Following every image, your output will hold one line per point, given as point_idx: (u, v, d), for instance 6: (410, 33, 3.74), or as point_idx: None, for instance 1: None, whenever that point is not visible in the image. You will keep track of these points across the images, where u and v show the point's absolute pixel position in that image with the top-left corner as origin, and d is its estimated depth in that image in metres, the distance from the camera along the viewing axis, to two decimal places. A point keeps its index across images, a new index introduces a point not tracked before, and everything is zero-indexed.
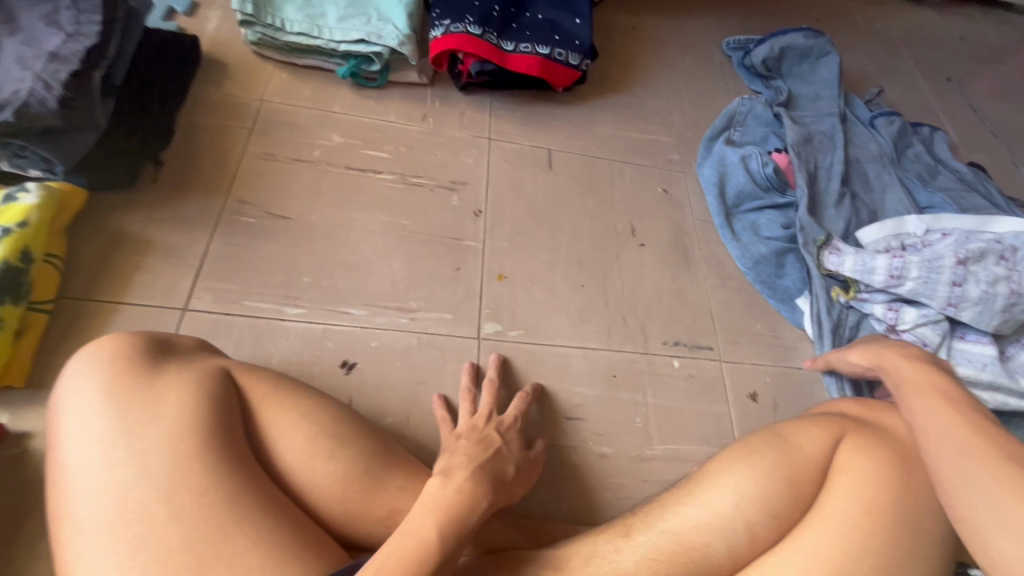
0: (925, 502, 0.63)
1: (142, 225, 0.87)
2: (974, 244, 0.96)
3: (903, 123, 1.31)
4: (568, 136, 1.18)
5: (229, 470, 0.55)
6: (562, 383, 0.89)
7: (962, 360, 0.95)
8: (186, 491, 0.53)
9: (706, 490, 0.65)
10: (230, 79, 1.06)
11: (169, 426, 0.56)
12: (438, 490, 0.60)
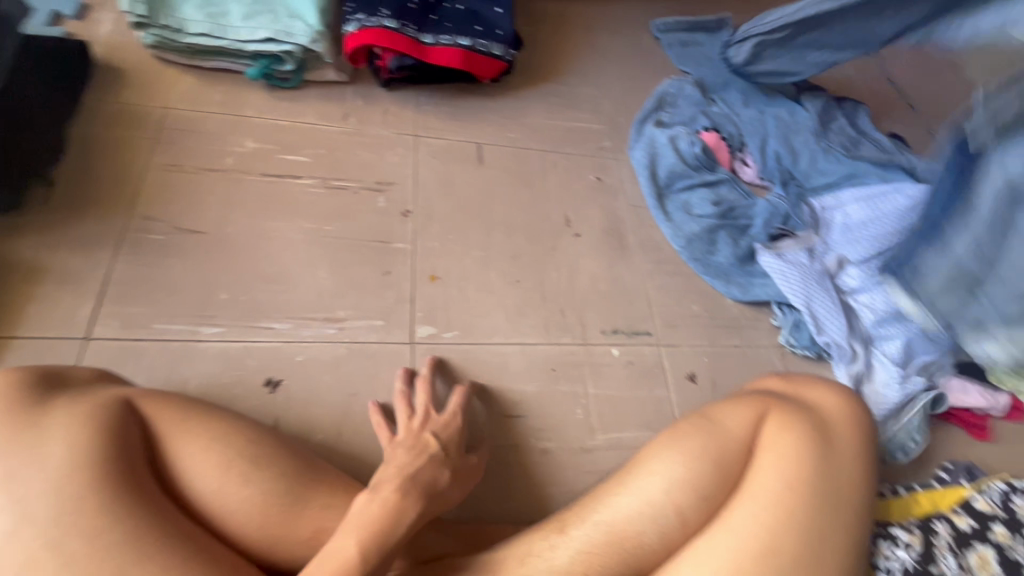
0: (844, 471, 0.65)
1: (35, 249, 0.81)
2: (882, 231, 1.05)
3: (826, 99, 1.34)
4: (497, 129, 1.16)
5: (128, 510, 0.51)
6: (499, 381, 0.88)
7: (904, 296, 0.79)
8: (78, 539, 0.49)
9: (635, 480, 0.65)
10: (129, 87, 0.99)
11: (61, 467, 0.51)
12: (365, 506, 0.59)
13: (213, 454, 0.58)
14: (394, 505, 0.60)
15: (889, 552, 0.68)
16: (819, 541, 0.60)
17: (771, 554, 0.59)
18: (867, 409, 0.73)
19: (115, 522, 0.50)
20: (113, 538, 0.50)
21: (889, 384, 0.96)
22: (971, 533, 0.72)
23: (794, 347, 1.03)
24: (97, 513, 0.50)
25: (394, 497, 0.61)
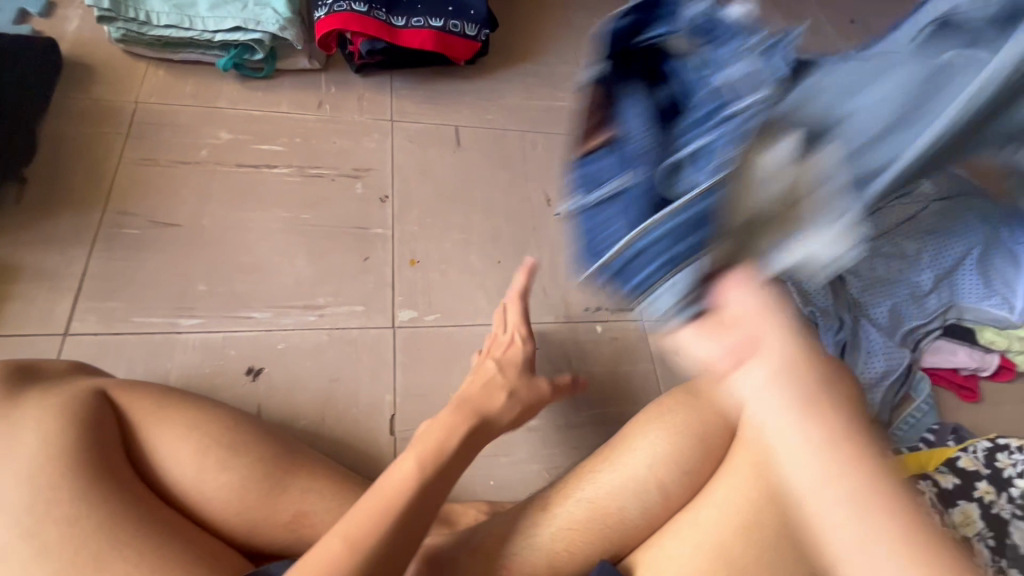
0: None
1: (9, 248, 0.81)
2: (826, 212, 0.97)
3: None
4: (475, 110, 1.15)
5: (102, 500, 0.52)
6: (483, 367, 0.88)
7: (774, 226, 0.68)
8: (52, 529, 0.49)
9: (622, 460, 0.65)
10: (99, 83, 0.98)
11: (34, 460, 0.52)
12: (429, 429, 0.61)
13: (187, 443, 0.58)
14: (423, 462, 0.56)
15: None
16: None
17: (753, 528, 0.57)
18: None
19: (88, 511, 0.51)
20: (87, 526, 0.50)
21: (875, 353, 0.94)
22: (954, 490, 0.73)
23: None
24: (71, 502, 0.51)
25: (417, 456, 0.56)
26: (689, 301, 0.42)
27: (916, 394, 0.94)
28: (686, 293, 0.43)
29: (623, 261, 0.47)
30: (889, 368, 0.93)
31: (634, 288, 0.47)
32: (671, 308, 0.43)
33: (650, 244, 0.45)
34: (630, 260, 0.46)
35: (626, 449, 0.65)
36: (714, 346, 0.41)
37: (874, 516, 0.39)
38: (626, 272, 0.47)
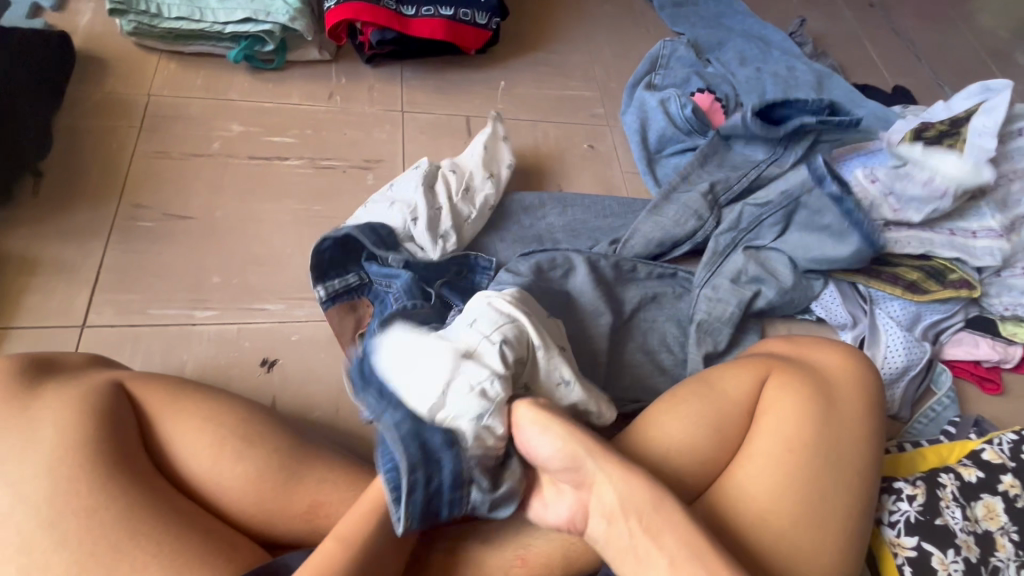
0: (846, 432, 0.62)
1: (27, 241, 0.81)
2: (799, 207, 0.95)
3: (821, 67, 1.30)
4: (486, 100, 1.14)
5: (121, 489, 0.52)
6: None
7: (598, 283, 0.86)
8: (74, 517, 0.50)
9: (635, 454, 0.63)
10: (111, 76, 0.99)
11: (54, 450, 0.52)
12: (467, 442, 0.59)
13: (202, 434, 0.59)
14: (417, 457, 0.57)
15: (893, 506, 0.67)
16: (820, 502, 0.58)
17: (769, 517, 0.58)
18: (870, 362, 0.69)
19: (107, 500, 0.51)
20: (108, 514, 0.51)
21: (895, 347, 0.91)
22: (979, 484, 0.70)
23: (795, 313, 0.98)
24: (91, 491, 0.51)
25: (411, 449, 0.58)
26: (487, 490, 0.57)
27: (936, 389, 0.92)
28: (458, 504, 0.57)
29: (427, 509, 0.55)
30: (909, 362, 0.91)
31: (456, 507, 0.57)
32: (489, 509, 0.58)
33: (432, 483, 0.55)
34: (431, 501, 0.55)
35: (638, 441, 0.63)
36: (501, 497, 0.58)
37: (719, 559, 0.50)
38: (431, 518, 0.56)
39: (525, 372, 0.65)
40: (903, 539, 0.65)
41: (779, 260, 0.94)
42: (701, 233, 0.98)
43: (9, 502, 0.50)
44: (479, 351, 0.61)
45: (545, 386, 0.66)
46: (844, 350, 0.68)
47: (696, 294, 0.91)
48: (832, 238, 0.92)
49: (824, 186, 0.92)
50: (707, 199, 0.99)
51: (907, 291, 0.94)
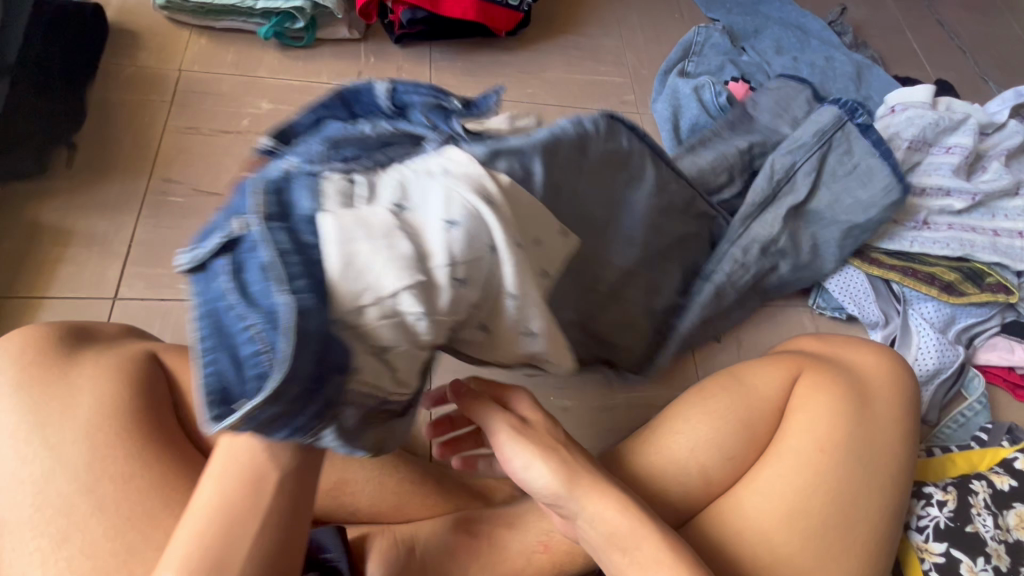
0: (879, 434, 0.60)
1: (62, 213, 0.82)
2: (837, 160, 0.93)
3: (862, 58, 1.25)
4: (514, 84, 1.12)
5: (155, 458, 0.53)
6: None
7: None
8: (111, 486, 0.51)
9: (658, 449, 0.62)
10: (144, 50, 0.99)
11: (93, 418, 0.53)
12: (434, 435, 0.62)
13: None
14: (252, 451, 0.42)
15: (922, 511, 0.66)
16: (852, 505, 0.57)
17: (798, 516, 0.56)
18: (909, 367, 0.67)
19: (143, 470, 0.52)
20: (144, 482, 0.52)
21: (927, 349, 0.89)
22: (1011, 493, 0.69)
23: (821, 310, 0.98)
24: (127, 457, 0.52)
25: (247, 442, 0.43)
26: (351, 427, 0.42)
27: (967, 393, 0.89)
28: (307, 433, 0.40)
29: (271, 418, 0.37)
30: (940, 365, 0.89)
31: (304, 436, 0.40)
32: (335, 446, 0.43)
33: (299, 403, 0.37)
34: (277, 423, 0.38)
35: (664, 434, 0.62)
36: (356, 442, 0.44)
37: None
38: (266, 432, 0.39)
39: (506, 330, 0.46)
40: (931, 544, 0.64)
41: (804, 235, 0.93)
42: (730, 189, 0.97)
43: (47, 466, 0.51)
44: (436, 273, 0.39)
45: (506, 344, 0.48)
46: (880, 354, 0.67)
47: (724, 252, 0.89)
48: (863, 207, 0.91)
49: (865, 134, 0.92)
50: (735, 153, 0.98)
51: (941, 292, 0.92)
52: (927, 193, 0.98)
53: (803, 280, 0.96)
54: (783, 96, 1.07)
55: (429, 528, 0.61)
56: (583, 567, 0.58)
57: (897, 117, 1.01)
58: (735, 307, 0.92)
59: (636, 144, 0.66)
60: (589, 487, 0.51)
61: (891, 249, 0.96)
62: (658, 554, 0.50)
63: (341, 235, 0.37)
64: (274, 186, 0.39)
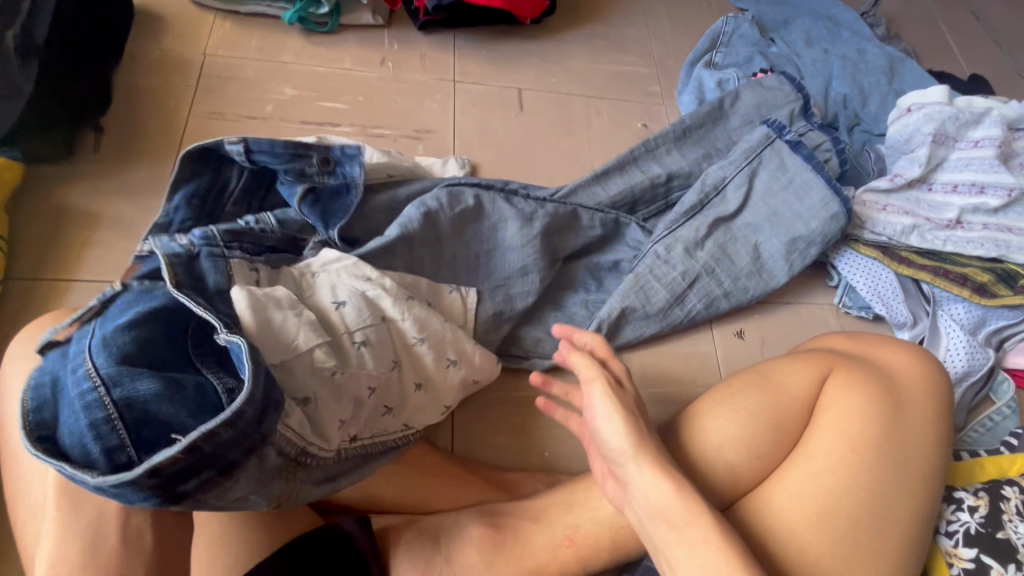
0: (912, 433, 0.60)
1: (89, 197, 0.83)
2: (783, 176, 0.92)
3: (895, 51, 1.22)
4: (539, 73, 1.11)
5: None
6: (547, 320, 0.84)
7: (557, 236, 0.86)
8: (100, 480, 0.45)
9: (688, 443, 0.61)
10: (169, 34, 0.99)
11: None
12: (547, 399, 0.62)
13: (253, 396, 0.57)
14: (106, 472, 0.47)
15: (952, 516, 0.64)
16: (886, 505, 0.56)
17: (830, 516, 0.55)
18: (941, 367, 0.66)
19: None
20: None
21: (956, 350, 0.88)
22: None
23: (848, 309, 0.98)
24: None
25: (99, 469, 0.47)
26: (269, 469, 0.51)
27: (996, 398, 0.87)
28: (208, 492, 0.47)
29: (186, 467, 0.44)
30: (970, 367, 0.87)
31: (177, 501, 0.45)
32: (246, 494, 0.50)
33: (225, 442, 0.46)
34: (176, 478, 0.44)
35: (693, 428, 0.62)
36: (267, 490, 0.51)
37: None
38: (173, 492, 0.45)
39: (402, 350, 0.66)
40: (961, 550, 0.63)
41: (741, 246, 0.90)
42: (675, 197, 0.95)
43: None
44: (341, 336, 0.61)
45: (417, 367, 0.68)
46: (910, 352, 0.66)
47: (646, 250, 0.88)
48: (803, 218, 0.90)
49: (795, 150, 0.93)
50: (658, 179, 0.94)
51: (973, 293, 0.90)
52: (959, 190, 0.96)
53: (754, 293, 0.90)
54: (771, 101, 1.02)
55: (453, 521, 0.61)
56: (608, 562, 0.58)
57: (912, 117, 1.00)
58: (675, 304, 0.87)
59: (524, 207, 0.84)
60: (652, 465, 0.52)
61: (920, 248, 0.95)
62: (707, 537, 0.49)
63: (266, 306, 0.57)
64: (180, 259, 0.58)
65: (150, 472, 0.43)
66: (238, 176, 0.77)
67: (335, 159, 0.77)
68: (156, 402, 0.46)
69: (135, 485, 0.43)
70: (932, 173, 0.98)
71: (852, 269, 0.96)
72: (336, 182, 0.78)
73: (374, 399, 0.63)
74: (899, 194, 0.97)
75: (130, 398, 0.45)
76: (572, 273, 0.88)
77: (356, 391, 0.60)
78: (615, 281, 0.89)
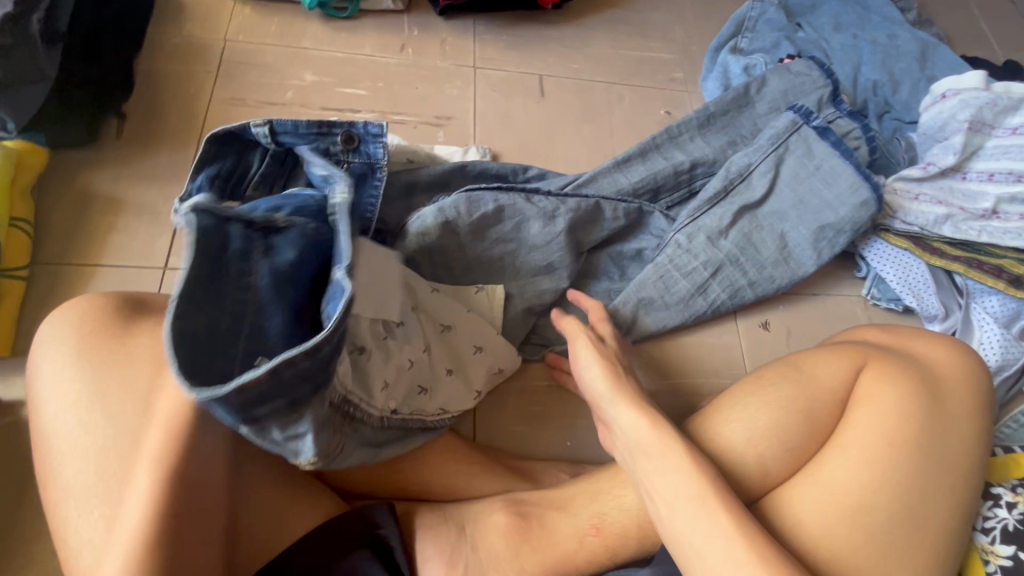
0: (952, 429, 0.58)
1: (113, 183, 0.83)
2: (812, 165, 0.90)
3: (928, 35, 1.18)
4: (560, 59, 1.09)
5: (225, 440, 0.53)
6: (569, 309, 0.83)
7: (581, 227, 0.84)
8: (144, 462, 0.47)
9: (712, 431, 0.60)
10: (190, 19, 0.98)
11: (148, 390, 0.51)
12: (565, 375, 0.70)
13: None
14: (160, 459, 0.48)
15: (988, 512, 0.63)
16: (920, 501, 0.55)
17: (865, 512, 0.54)
18: (981, 362, 0.64)
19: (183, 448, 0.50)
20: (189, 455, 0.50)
21: (990, 344, 0.85)
22: None
23: (876, 301, 0.96)
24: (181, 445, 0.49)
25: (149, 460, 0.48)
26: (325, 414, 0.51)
27: None
28: (275, 420, 0.46)
29: (267, 390, 0.43)
30: (1004, 361, 0.84)
31: (247, 421, 0.45)
32: (304, 434, 0.48)
33: (305, 374, 0.45)
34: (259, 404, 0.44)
35: (717, 417, 0.61)
36: (317, 435, 0.50)
37: (718, 508, 0.49)
38: (248, 412, 0.44)
39: (437, 337, 0.68)
40: (998, 547, 0.61)
41: (766, 235, 0.88)
42: (699, 185, 0.93)
43: (110, 434, 0.51)
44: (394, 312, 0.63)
45: (453, 354, 0.69)
46: (946, 344, 0.64)
47: (668, 238, 0.86)
48: (831, 206, 0.88)
49: (823, 137, 0.91)
50: (682, 166, 0.92)
51: (1009, 285, 0.88)
52: (995, 179, 0.93)
53: (781, 283, 0.88)
54: (797, 86, 0.99)
55: (477, 509, 0.61)
56: (634, 553, 0.57)
57: (948, 102, 0.97)
58: (697, 295, 0.86)
59: (543, 205, 0.81)
60: (626, 400, 0.58)
61: (953, 239, 0.92)
62: (680, 464, 0.52)
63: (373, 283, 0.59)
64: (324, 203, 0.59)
65: (238, 390, 0.42)
66: (259, 161, 0.76)
67: (359, 138, 0.77)
68: (278, 337, 0.48)
69: (224, 395, 0.41)
70: (967, 161, 0.95)
71: (882, 260, 0.93)
72: (360, 162, 0.78)
73: (414, 375, 0.63)
74: (931, 182, 0.94)
75: (262, 323, 0.48)
76: (594, 262, 0.87)
77: (398, 361, 0.60)
78: (635, 270, 0.88)
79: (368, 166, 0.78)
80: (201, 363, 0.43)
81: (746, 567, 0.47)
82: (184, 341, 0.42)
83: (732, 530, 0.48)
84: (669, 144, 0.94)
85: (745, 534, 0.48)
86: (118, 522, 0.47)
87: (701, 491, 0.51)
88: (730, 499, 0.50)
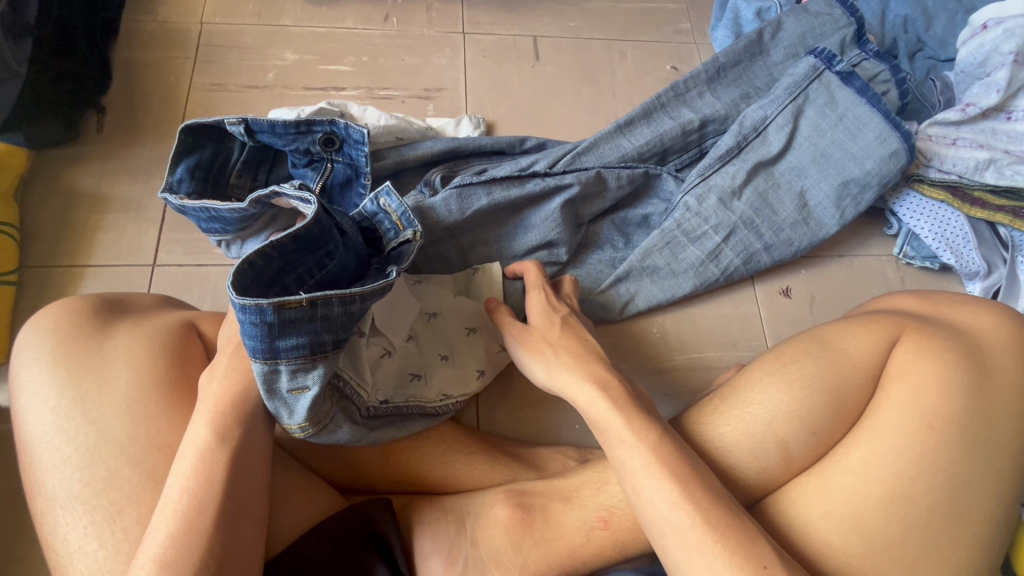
0: (999, 403, 0.52)
1: (96, 179, 0.81)
2: (832, 114, 0.82)
3: None
4: (554, 17, 1.01)
5: (264, 448, 0.51)
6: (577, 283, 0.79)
7: (582, 197, 0.79)
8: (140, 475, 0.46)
9: (706, 434, 0.56)
10: (165, 4, 0.94)
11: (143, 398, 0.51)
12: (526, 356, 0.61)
13: (247, 375, 0.51)
14: (207, 472, 0.46)
15: None
16: (963, 484, 0.50)
17: (899, 500, 0.49)
18: None
19: (196, 456, 0.47)
20: (221, 462, 0.47)
21: None
22: None
23: (909, 259, 0.88)
24: (230, 457, 0.47)
25: (195, 474, 0.46)
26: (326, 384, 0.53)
27: None
28: (291, 360, 0.50)
29: (298, 317, 0.48)
30: None
31: (268, 352, 0.48)
32: (310, 387, 0.51)
33: (332, 318, 0.50)
34: (286, 330, 0.48)
35: (721, 413, 0.56)
36: (314, 407, 0.52)
37: (671, 475, 0.48)
38: (273, 338, 0.48)
39: (421, 325, 0.66)
40: None
41: (785, 194, 0.81)
42: (710, 143, 0.86)
43: (91, 441, 0.49)
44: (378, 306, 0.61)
45: (443, 340, 0.67)
46: (990, 310, 0.57)
47: (676, 202, 0.81)
48: (855, 158, 0.80)
49: (847, 82, 0.82)
50: (690, 124, 0.84)
51: None
52: None
53: (801, 245, 0.81)
54: (815, 27, 0.90)
55: (478, 503, 0.58)
56: (645, 544, 0.53)
57: (989, 34, 0.87)
58: (709, 262, 0.80)
59: (538, 185, 0.76)
60: (568, 367, 0.57)
61: (996, 187, 0.83)
62: (623, 436, 0.51)
63: (389, 308, 0.62)
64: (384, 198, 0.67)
65: (277, 306, 0.47)
66: (240, 149, 0.73)
67: (342, 138, 0.72)
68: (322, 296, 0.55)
69: (264, 309, 0.47)
70: (1012, 99, 0.85)
71: (914, 215, 0.85)
72: (342, 163, 0.73)
73: (399, 363, 0.63)
74: (971, 125, 0.85)
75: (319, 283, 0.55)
76: (595, 232, 0.82)
77: (369, 355, 0.60)
78: (642, 237, 0.83)
79: (353, 167, 0.73)
80: (258, 283, 0.50)
81: (690, 533, 0.46)
82: (268, 257, 0.50)
83: (717, 510, 0.47)
84: (675, 99, 0.87)
85: (693, 502, 0.47)
86: (111, 534, 0.47)
87: (656, 457, 0.49)
88: (679, 467, 0.49)
